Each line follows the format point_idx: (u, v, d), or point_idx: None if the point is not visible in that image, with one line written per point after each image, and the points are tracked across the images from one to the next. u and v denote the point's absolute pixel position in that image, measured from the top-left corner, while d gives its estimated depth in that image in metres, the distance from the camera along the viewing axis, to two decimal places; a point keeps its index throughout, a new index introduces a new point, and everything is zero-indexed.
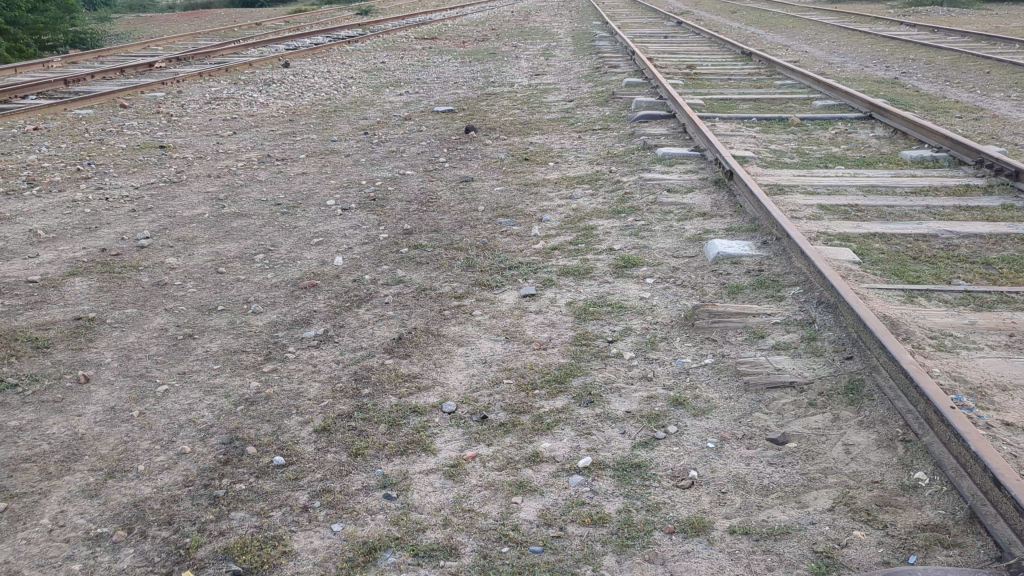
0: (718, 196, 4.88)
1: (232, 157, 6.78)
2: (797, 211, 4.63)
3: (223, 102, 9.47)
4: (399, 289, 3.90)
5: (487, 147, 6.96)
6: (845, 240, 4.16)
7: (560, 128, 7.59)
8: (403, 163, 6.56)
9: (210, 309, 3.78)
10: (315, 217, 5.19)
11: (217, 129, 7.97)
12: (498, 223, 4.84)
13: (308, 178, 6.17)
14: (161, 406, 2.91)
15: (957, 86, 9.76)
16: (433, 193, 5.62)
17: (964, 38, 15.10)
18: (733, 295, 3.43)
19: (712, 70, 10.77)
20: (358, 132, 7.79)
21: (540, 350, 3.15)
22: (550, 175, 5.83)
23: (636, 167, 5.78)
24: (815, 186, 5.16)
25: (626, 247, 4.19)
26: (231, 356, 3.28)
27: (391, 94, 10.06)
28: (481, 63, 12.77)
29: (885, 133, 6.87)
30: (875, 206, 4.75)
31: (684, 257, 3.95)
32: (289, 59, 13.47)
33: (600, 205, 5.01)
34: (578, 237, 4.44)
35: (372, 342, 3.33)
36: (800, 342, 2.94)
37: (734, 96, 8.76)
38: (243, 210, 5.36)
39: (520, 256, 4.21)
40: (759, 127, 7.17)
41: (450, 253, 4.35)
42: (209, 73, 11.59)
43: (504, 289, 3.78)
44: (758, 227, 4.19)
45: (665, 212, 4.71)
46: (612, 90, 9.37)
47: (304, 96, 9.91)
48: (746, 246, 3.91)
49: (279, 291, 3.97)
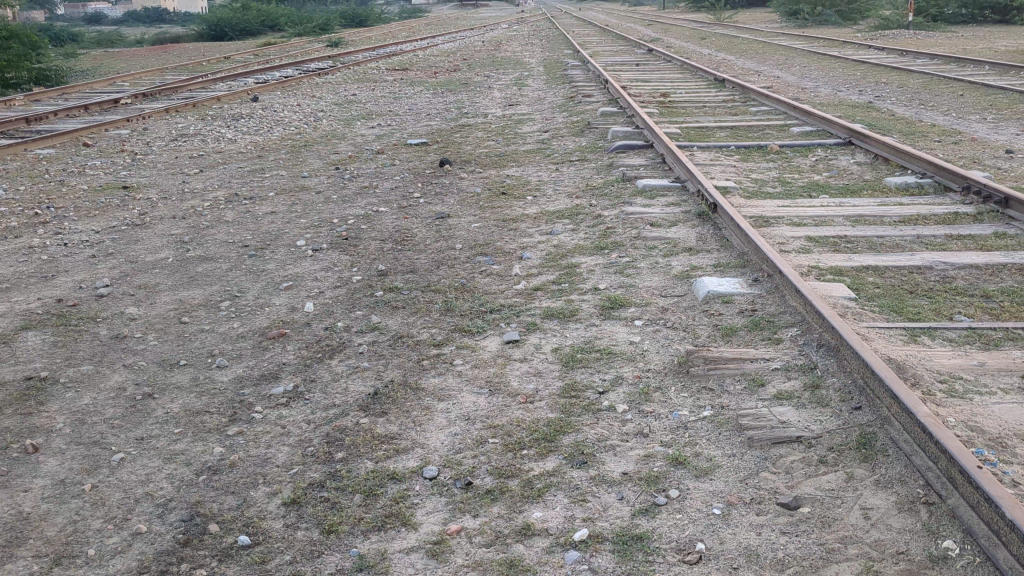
0: (703, 230, 4.71)
1: (198, 197, 6.56)
2: (786, 243, 4.47)
3: (191, 138, 9.25)
4: (373, 337, 3.69)
5: (462, 181, 6.79)
6: (839, 274, 3.98)
7: (536, 160, 7.43)
8: (376, 199, 6.37)
9: (172, 364, 3.56)
10: (284, 259, 4.97)
11: (183, 166, 7.75)
12: (476, 262, 4.64)
13: (277, 217, 5.95)
14: (116, 477, 2.69)
15: (933, 109, 9.70)
16: (408, 231, 5.42)
17: (934, 60, 15.13)
18: (728, 337, 3.24)
19: (687, 97, 10.68)
20: (328, 168, 7.59)
21: (526, 403, 2.94)
22: (528, 210, 5.65)
23: (617, 199, 5.61)
24: (801, 217, 5.00)
25: (611, 286, 4.00)
26: (194, 418, 3.06)
27: (363, 127, 9.88)
28: (453, 94, 12.64)
29: (866, 159, 6.74)
30: (864, 236, 4.59)
31: (673, 296, 3.77)
32: (259, 93, 13.29)
33: (582, 241, 4.83)
34: (560, 276, 4.25)
35: (346, 399, 3.12)
36: (803, 390, 2.75)
37: (711, 124, 8.64)
38: (209, 253, 5.14)
39: (500, 298, 4.01)
40: (738, 156, 7.04)
41: (426, 296, 4.15)
42: (176, 109, 11.38)
43: (485, 335, 3.58)
44: (748, 262, 4.01)
45: (649, 247, 4.53)
46: (587, 120, 9.23)
47: (273, 131, 9.72)
48: (737, 283, 3.73)
49: (246, 342, 3.75)
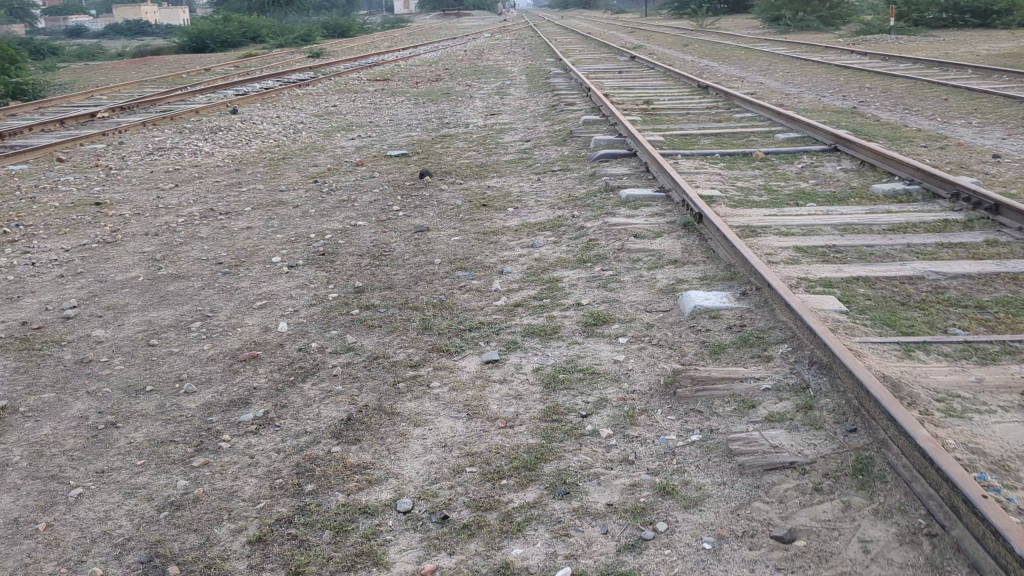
0: (688, 241, 4.60)
1: (173, 213, 6.41)
2: (773, 254, 4.36)
3: (167, 152, 9.09)
4: (348, 358, 3.55)
5: (442, 193, 6.66)
6: (829, 286, 3.87)
7: (518, 170, 7.32)
8: (354, 213, 6.23)
9: (138, 390, 3.41)
10: (259, 276, 4.83)
11: (158, 181, 7.59)
12: (455, 277, 4.51)
13: (252, 233, 5.80)
14: (73, 515, 2.54)
15: (918, 114, 9.63)
16: (387, 246, 5.29)
17: (917, 65, 15.09)
18: (715, 355, 3.12)
19: (670, 105, 10.59)
20: (307, 181, 7.45)
21: (505, 428, 2.81)
22: (509, 222, 5.52)
23: (599, 210, 5.49)
24: (789, 226, 4.89)
25: (594, 301, 3.88)
26: (158, 448, 2.92)
27: (343, 139, 9.75)
28: (435, 104, 12.52)
29: (852, 166, 6.65)
30: (853, 245, 4.48)
31: (658, 311, 3.65)
32: (238, 105, 13.13)
33: (564, 254, 4.71)
34: (542, 291, 4.12)
35: (318, 425, 2.98)
36: (795, 412, 2.63)
37: (694, 131, 8.54)
38: (181, 271, 4.99)
39: (480, 315, 3.88)
40: (723, 163, 6.94)
41: (404, 314, 4.01)
42: (154, 123, 11.21)
43: (464, 355, 3.45)
44: (735, 275, 3.90)
45: (633, 260, 4.41)
46: (570, 129, 9.12)
47: (251, 143, 9.57)
48: (725, 297, 3.61)
49: (216, 365, 3.60)
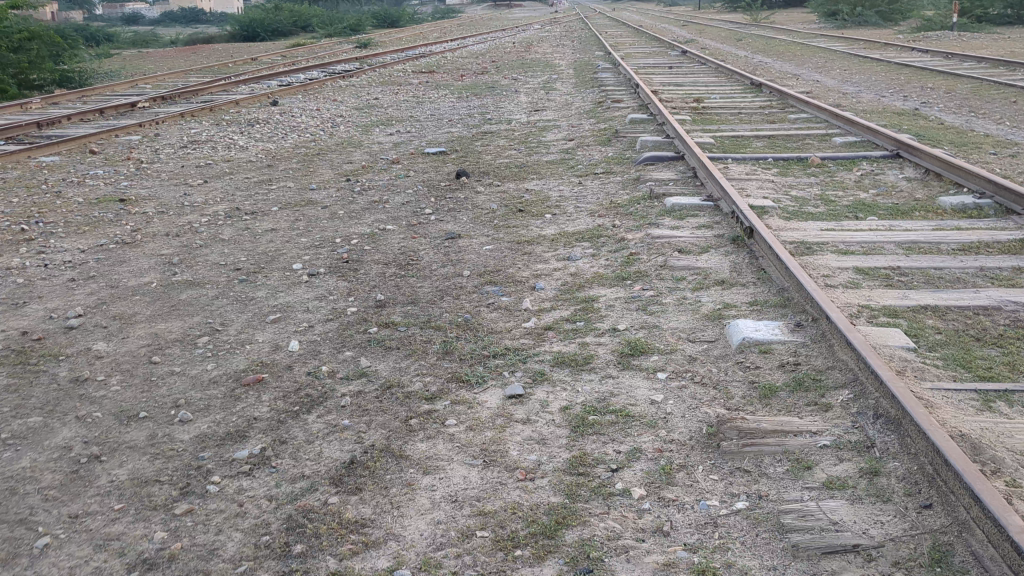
0: (737, 258, 4.23)
1: (197, 212, 6.16)
2: (831, 275, 3.98)
3: (201, 145, 8.88)
4: (360, 386, 3.24)
5: (478, 195, 6.34)
6: (894, 317, 3.49)
7: (559, 172, 6.97)
8: (384, 215, 5.94)
9: (130, 416, 3.14)
10: (276, 286, 4.54)
11: (188, 177, 7.35)
12: (483, 292, 4.19)
13: (276, 236, 5.53)
14: (35, 571, 2.26)
15: (984, 117, 9.12)
16: (414, 253, 4.98)
17: (983, 63, 14.48)
18: (765, 399, 2.76)
19: (721, 103, 10.18)
20: (339, 179, 7.17)
21: (525, 481, 2.48)
22: (545, 230, 5.19)
23: (642, 220, 5.13)
24: (848, 243, 4.51)
25: (632, 327, 3.53)
26: (140, 489, 2.63)
27: (381, 134, 9.47)
28: (478, 99, 12.20)
29: (916, 174, 6.22)
30: (920, 267, 4.09)
31: (702, 342, 3.29)
32: (278, 96, 12.90)
33: (603, 269, 4.37)
34: (576, 312, 3.79)
35: (317, 469, 2.67)
36: (859, 478, 2.28)
37: (746, 133, 8.13)
38: (196, 278, 4.71)
39: (506, 340, 3.55)
40: (777, 169, 6.54)
41: (425, 334, 3.70)
42: (192, 114, 11.02)
43: (486, 387, 3.12)
44: (790, 301, 3.53)
45: (677, 279, 4.06)
46: (616, 127, 8.74)
47: (287, 137, 9.32)
48: (777, 328, 3.25)
49: (217, 390, 3.31)
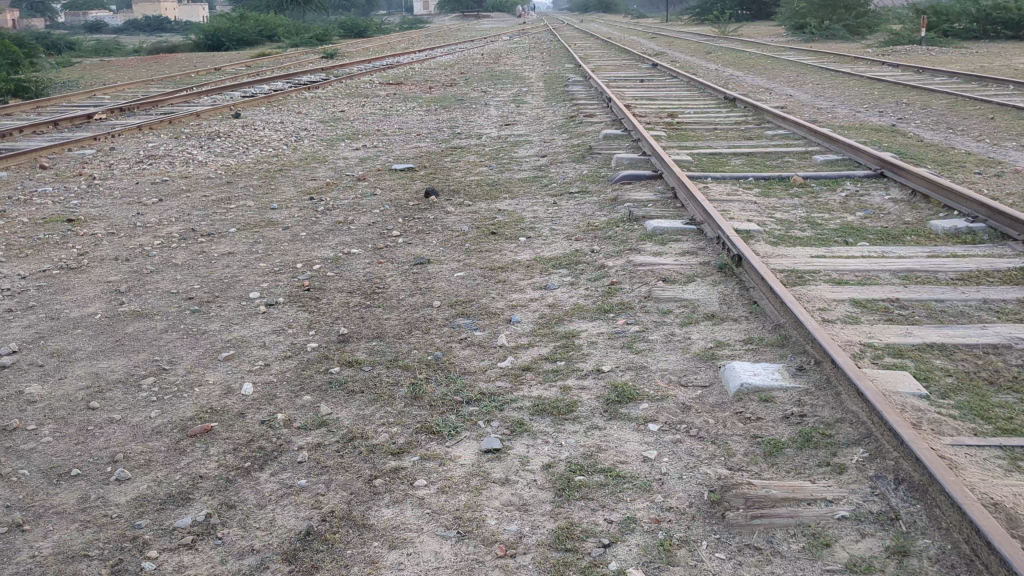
0: (726, 288, 3.97)
1: (150, 233, 5.81)
2: (826, 309, 3.73)
3: (158, 160, 8.51)
4: (319, 437, 2.93)
5: (448, 216, 6.05)
6: (899, 357, 3.24)
7: (532, 191, 6.70)
8: (349, 237, 5.63)
9: (60, 474, 2.80)
10: (231, 317, 4.22)
11: (142, 194, 6.99)
12: (454, 325, 3.89)
13: (233, 260, 5.20)
14: None
15: (963, 134, 8.97)
16: (381, 280, 4.68)
17: (954, 78, 14.42)
18: (771, 457, 2.49)
19: (696, 118, 9.97)
20: (302, 197, 6.85)
21: (505, 558, 2.18)
22: (520, 255, 4.90)
23: (622, 244, 4.86)
24: (841, 271, 4.26)
25: (618, 368, 3.25)
26: (66, 567, 2.31)
27: (347, 149, 9.15)
28: (447, 112, 11.91)
29: (902, 196, 6.00)
30: (920, 299, 3.84)
31: (696, 387, 3.02)
32: (241, 109, 12.55)
33: (583, 300, 4.09)
34: (555, 350, 3.50)
35: (269, 543, 2.36)
36: (886, 559, 2.00)
37: (724, 150, 7.91)
38: (144, 308, 4.38)
39: (481, 382, 3.25)
40: (758, 189, 6.31)
41: (391, 374, 3.40)
42: (150, 126, 10.64)
43: (459, 440, 2.82)
44: (787, 340, 3.27)
45: (663, 311, 3.79)
46: (589, 143, 8.49)
47: (249, 152, 8.98)
48: (777, 373, 2.98)
49: (160, 442, 2.99)
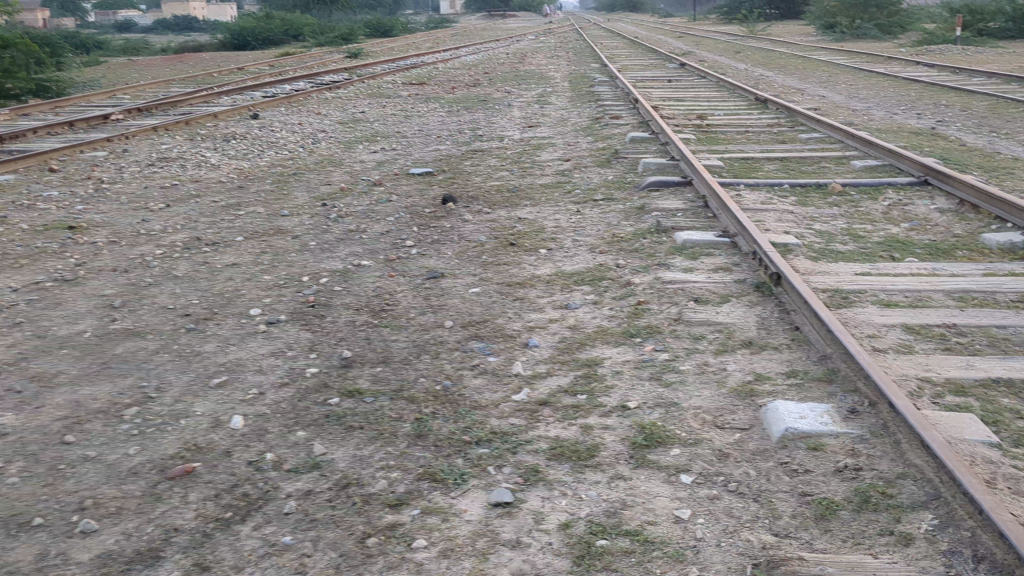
0: (764, 310, 3.64)
1: (152, 242, 5.54)
2: (876, 337, 3.38)
3: (169, 163, 8.26)
4: (310, 483, 2.62)
5: (465, 224, 5.73)
6: (963, 395, 2.88)
7: (554, 198, 6.37)
8: (360, 248, 5.33)
9: (21, 524, 2.50)
10: (228, 337, 3.93)
11: (150, 199, 6.73)
12: (467, 350, 3.58)
13: (236, 272, 4.90)
14: None
15: (1007, 138, 8.56)
16: (390, 296, 4.37)
17: (993, 79, 13.94)
18: (825, 522, 2.16)
19: (726, 120, 9.61)
20: (314, 203, 6.56)
21: None
22: (539, 270, 4.58)
23: (650, 259, 4.52)
24: (889, 292, 3.91)
25: (646, 405, 2.92)
26: None
27: (364, 152, 8.87)
28: (469, 113, 11.61)
29: (950, 206, 5.62)
30: (979, 325, 3.49)
31: (734, 430, 2.68)
32: (259, 109, 12.31)
33: (607, 322, 3.76)
34: (576, 382, 3.17)
35: None
36: None
37: (757, 154, 7.54)
38: (137, 326, 4.09)
39: (493, 418, 2.93)
40: (795, 197, 5.94)
41: (393, 408, 3.08)
42: (166, 127, 10.41)
43: (466, 490, 2.50)
44: (836, 375, 2.93)
45: (696, 337, 3.46)
46: (616, 147, 8.15)
47: (263, 155, 8.72)
48: (826, 414, 2.65)
49: (135, 486, 2.68)
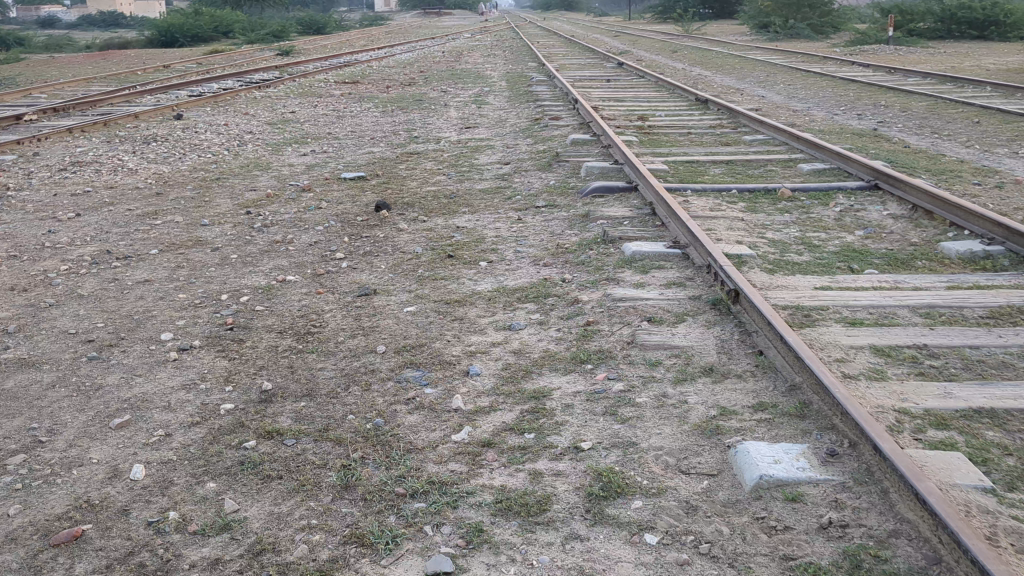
0: (723, 331, 3.37)
1: (57, 256, 5.09)
2: (845, 361, 3.12)
3: (83, 167, 7.76)
4: (219, 550, 2.27)
5: (399, 234, 5.39)
6: (945, 428, 2.63)
7: (494, 204, 6.06)
8: (286, 260, 4.95)
9: None
10: (134, 367, 3.54)
11: (59, 208, 6.26)
12: (401, 380, 3.24)
13: (148, 290, 4.50)
14: None
15: (950, 139, 8.46)
16: (317, 316, 4.01)
17: (929, 79, 13.98)
18: None
19: (668, 121, 9.40)
20: (238, 211, 6.16)
21: None
22: (479, 286, 4.26)
23: (597, 272, 4.23)
24: (852, 308, 3.67)
25: (601, 446, 2.61)
26: None
27: (294, 155, 8.46)
28: (404, 113, 11.25)
29: (902, 211, 5.43)
30: (952, 345, 3.25)
31: (702, 477, 2.39)
32: (184, 109, 11.80)
33: (554, 344, 3.46)
34: (522, 418, 2.85)
35: None
36: None
37: (701, 157, 7.32)
38: (33, 354, 3.68)
39: (429, 465, 2.60)
40: (744, 203, 5.71)
41: (317, 452, 2.73)
42: (82, 129, 9.85)
43: (399, 557, 2.17)
44: (807, 409, 2.66)
45: (652, 362, 3.17)
46: (556, 149, 7.87)
47: (185, 158, 8.26)
48: (802, 458, 2.38)
49: (12, 556, 2.30)
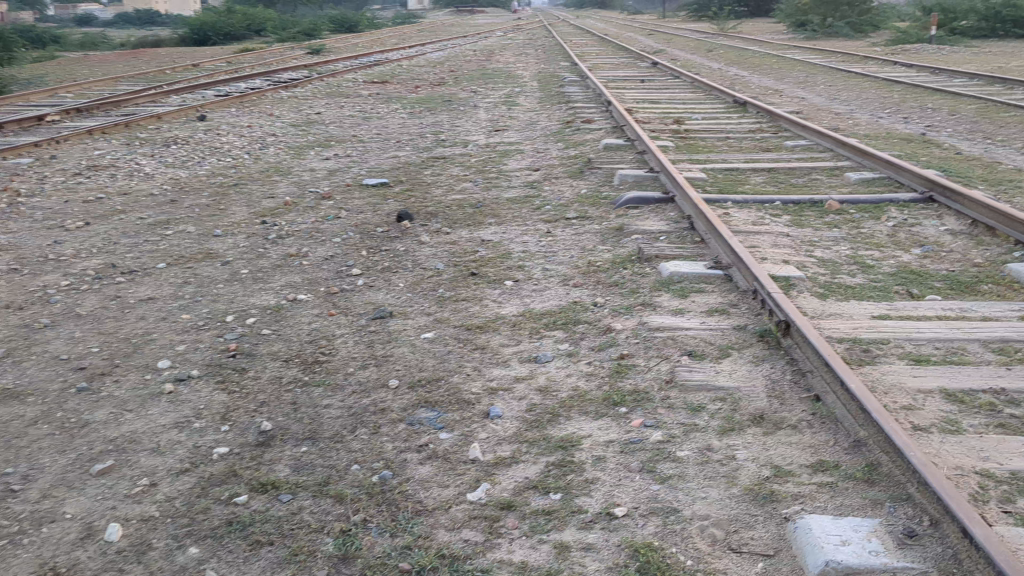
0: (774, 370, 3.01)
1: (60, 270, 4.82)
2: (913, 409, 2.77)
3: (99, 172, 7.51)
4: None
5: (420, 247, 5.08)
6: None
7: (522, 215, 5.73)
8: (300, 277, 4.65)
9: None
10: (125, 400, 3.23)
11: (67, 216, 6.00)
12: (414, 422, 2.92)
13: (150, 309, 4.21)
14: None
15: (1004, 145, 8.03)
16: (326, 343, 3.70)
17: (975, 79, 13.48)
18: None
19: (705, 124, 9.03)
20: (253, 220, 5.87)
21: None
22: (503, 309, 3.94)
23: (632, 296, 3.89)
24: (917, 342, 3.31)
25: (637, 514, 2.27)
26: None
27: (315, 159, 8.17)
28: (432, 115, 10.96)
29: (962, 226, 5.04)
30: None
31: (758, 559, 2.05)
32: (208, 109, 11.58)
33: (585, 381, 3.12)
34: (548, 473, 2.52)
35: None
36: None
37: (741, 164, 6.94)
38: (18, 384, 3.39)
39: (439, 532, 2.27)
40: (789, 216, 5.34)
41: (313, 513, 2.42)
42: (103, 130, 9.63)
43: None
44: (878, 473, 2.30)
45: (695, 407, 2.82)
46: (588, 154, 7.54)
47: (204, 161, 8.00)
48: (875, 538, 2.03)
49: None
